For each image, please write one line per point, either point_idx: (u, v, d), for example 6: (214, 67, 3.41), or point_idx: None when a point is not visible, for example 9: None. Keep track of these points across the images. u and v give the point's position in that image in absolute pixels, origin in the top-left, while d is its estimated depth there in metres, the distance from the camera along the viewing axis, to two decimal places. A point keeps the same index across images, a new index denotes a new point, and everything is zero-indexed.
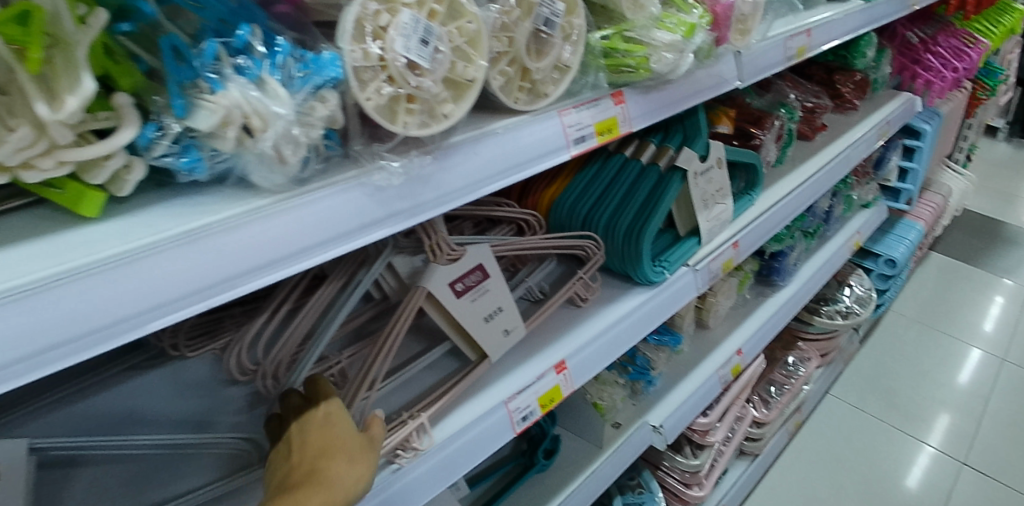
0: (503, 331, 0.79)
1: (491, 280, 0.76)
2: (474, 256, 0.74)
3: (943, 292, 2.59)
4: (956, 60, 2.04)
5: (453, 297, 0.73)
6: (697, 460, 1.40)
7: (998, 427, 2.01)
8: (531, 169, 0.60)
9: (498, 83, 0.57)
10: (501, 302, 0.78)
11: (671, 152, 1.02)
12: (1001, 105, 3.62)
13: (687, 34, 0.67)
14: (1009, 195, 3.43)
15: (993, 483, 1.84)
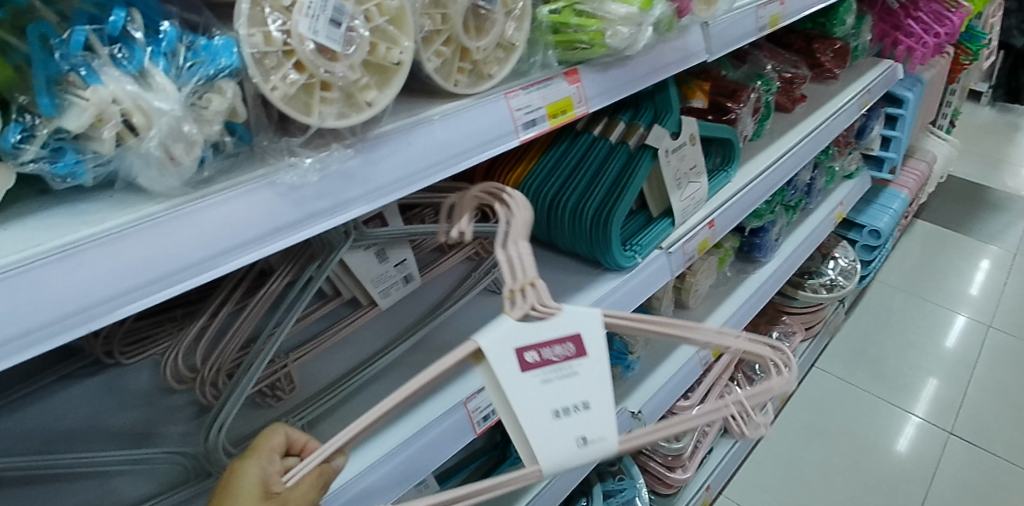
0: (575, 440, 0.50)
1: (587, 360, 0.52)
2: (568, 319, 0.52)
3: (930, 260, 2.57)
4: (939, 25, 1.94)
5: (513, 371, 0.49)
6: (680, 444, 1.37)
7: (985, 394, 2.00)
8: (474, 158, 0.55)
9: (433, 65, 0.52)
10: (591, 395, 0.51)
11: (641, 130, 0.99)
12: (984, 68, 3.60)
13: (643, 6, 0.62)
14: (995, 159, 3.41)
15: (982, 452, 1.83)
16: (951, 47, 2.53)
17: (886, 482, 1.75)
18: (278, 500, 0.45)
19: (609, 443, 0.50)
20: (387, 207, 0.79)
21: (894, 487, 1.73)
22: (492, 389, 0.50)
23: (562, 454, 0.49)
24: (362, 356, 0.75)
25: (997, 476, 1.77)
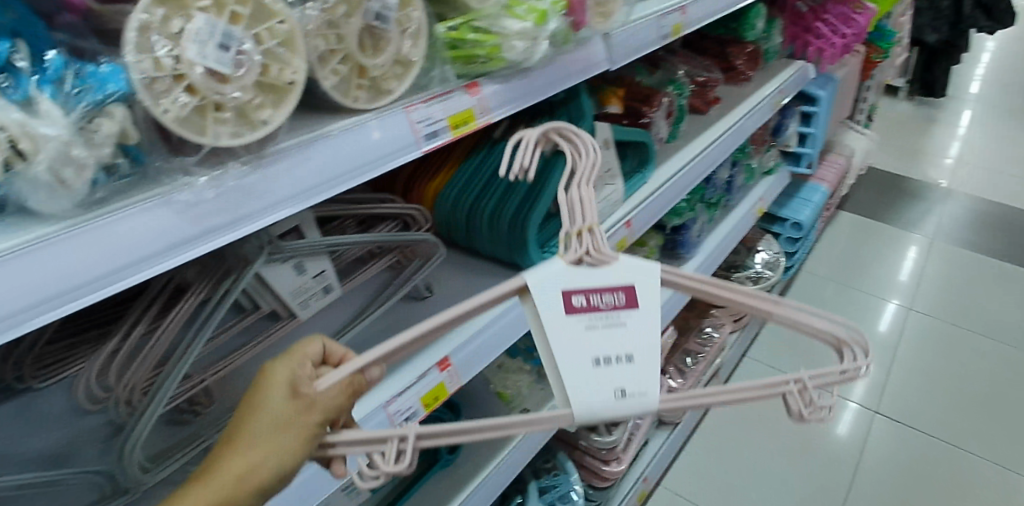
0: (613, 391, 0.56)
1: (637, 313, 0.57)
2: (622, 272, 0.57)
3: (853, 249, 2.71)
4: (845, 27, 2.10)
5: (560, 312, 0.56)
6: (613, 437, 1.42)
7: (907, 373, 2.11)
8: (377, 169, 0.57)
9: (330, 83, 0.55)
10: (634, 350, 0.57)
11: (556, 135, 1.01)
12: (898, 65, 3.81)
13: (537, 21, 0.66)
14: (912, 151, 3.61)
15: (907, 429, 1.93)
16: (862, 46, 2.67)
17: (825, 465, 1.81)
18: (308, 402, 0.50)
19: (647, 398, 0.56)
20: (303, 219, 0.81)
21: (826, 467, 1.81)
22: (535, 327, 0.56)
23: (597, 401, 0.56)
24: None
25: (919, 452, 1.86)
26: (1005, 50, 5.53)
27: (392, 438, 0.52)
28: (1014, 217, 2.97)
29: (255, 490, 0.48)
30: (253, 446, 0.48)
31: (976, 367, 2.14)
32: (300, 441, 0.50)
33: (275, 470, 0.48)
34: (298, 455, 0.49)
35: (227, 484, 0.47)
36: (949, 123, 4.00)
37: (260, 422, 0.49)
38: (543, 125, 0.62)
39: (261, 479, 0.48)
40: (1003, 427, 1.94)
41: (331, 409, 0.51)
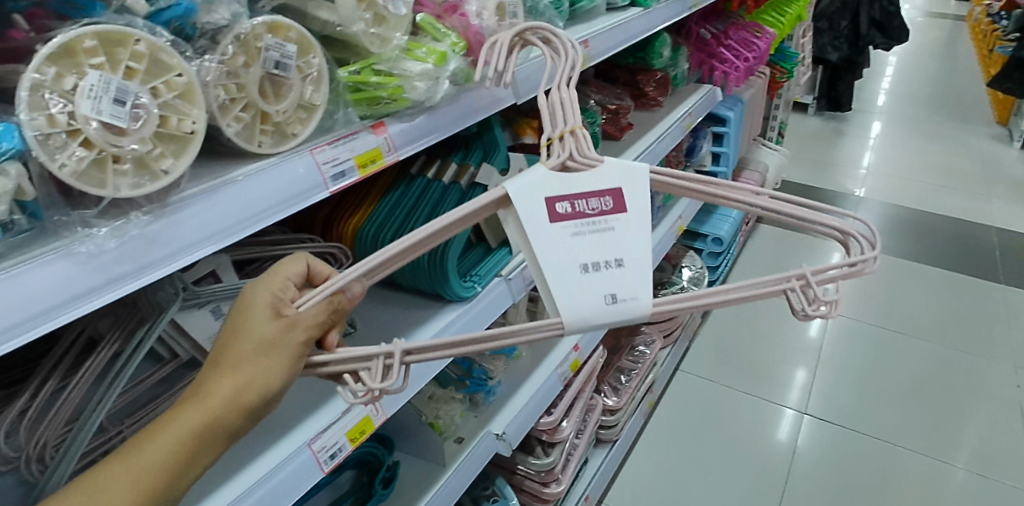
0: (604, 296, 0.60)
1: (622, 219, 0.62)
2: (605, 180, 0.62)
3: (775, 260, 2.84)
4: (746, 51, 2.22)
5: (547, 219, 0.60)
6: (549, 458, 1.44)
7: (833, 373, 2.21)
8: (287, 209, 0.59)
9: (233, 130, 0.57)
10: (623, 255, 0.61)
11: (472, 169, 1.06)
12: (804, 84, 4.05)
13: (438, 61, 0.70)
14: (823, 163, 3.83)
15: (839, 429, 2.00)
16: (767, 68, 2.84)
17: (765, 471, 1.86)
18: (289, 320, 0.56)
19: (638, 301, 0.60)
20: (219, 263, 0.81)
21: (762, 472, 1.86)
22: (523, 235, 0.60)
23: (589, 305, 0.60)
24: None
25: (847, 448, 1.93)
26: (904, 65, 5.94)
27: (376, 355, 0.58)
28: (918, 220, 3.17)
29: (244, 408, 0.55)
30: (239, 368, 0.55)
31: (896, 363, 2.25)
32: (283, 359, 0.56)
33: (261, 388, 0.55)
34: (280, 372, 0.56)
35: (215, 404, 0.54)
36: (857, 135, 4.26)
37: (244, 346, 0.55)
38: (519, 29, 0.69)
39: (248, 397, 0.55)
40: (923, 418, 2.03)
41: (312, 327, 0.57)
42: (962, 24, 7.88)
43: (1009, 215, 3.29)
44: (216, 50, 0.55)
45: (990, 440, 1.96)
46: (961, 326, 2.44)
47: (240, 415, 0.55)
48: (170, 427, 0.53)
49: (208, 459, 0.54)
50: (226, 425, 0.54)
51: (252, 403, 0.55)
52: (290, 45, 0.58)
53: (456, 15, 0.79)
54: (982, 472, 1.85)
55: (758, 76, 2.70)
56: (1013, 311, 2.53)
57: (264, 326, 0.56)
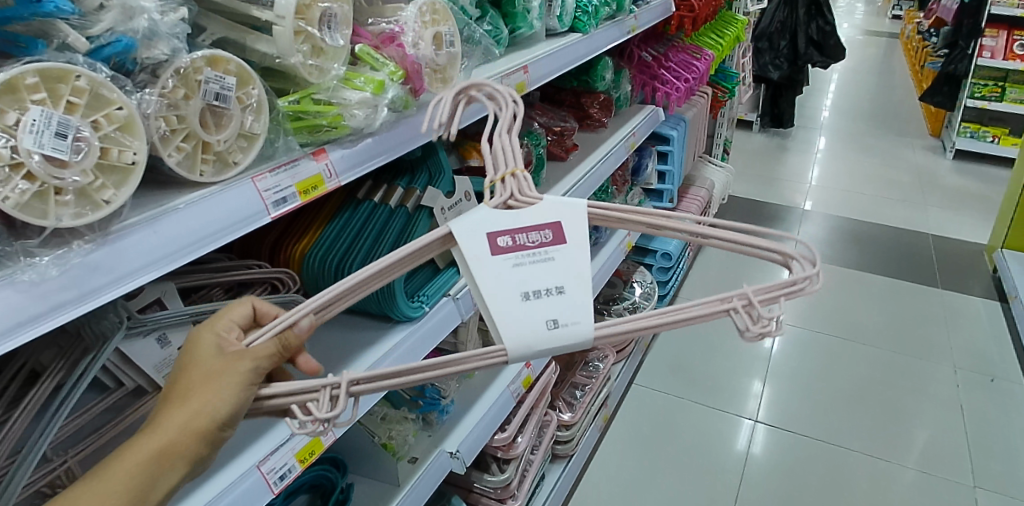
0: (544, 322, 0.62)
1: (562, 249, 0.65)
2: (544, 214, 0.66)
3: (724, 273, 2.93)
4: (686, 72, 2.31)
5: (488, 253, 0.63)
6: (505, 475, 1.46)
7: (782, 381, 2.28)
8: (229, 236, 0.61)
9: (174, 160, 0.59)
10: (564, 282, 0.63)
11: (417, 192, 1.09)
12: (746, 103, 4.21)
13: (375, 90, 0.75)
14: (767, 178, 3.97)
15: (790, 435, 2.06)
16: (709, 87, 2.95)
17: (720, 479, 1.91)
18: (237, 351, 0.58)
19: (581, 325, 0.62)
20: (164, 291, 0.82)
21: (717, 479, 1.91)
22: (467, 269, 0.64)
23: (530, 332, 0.61)
24: None
25: (800, 453, 1.99)
26: (844, 83, 6.21)
27: (324, 385, 0.59)
28: (859, 231, 3.32)
29: (198, 432, 0.55)
30: (190, 398, 0.56)
31: (842, 370, 2.34)
32: (235, 383, 0.57)
33: (211, 412, 0.55)
34: (232, 396, 0.56)
35: (171, 431, 0.55)
36: (800, 151, 4.43)
37: (196, 376, 0.57)
38: (461, 86, 0.75)
39: (201, 423, 0.55)
40: (871, 420, 2.11)
41: (261, 357, 0.58)
42: (895, 42, 8.30)
43: (943, 223, 3.46)
44: (156, 84, 0.57)
45: (935, 438, 2.04)
46: (902, 331, 2.55)
47: (196, 442, 0.55)
48: (130, 454, 0.54)
49: (169, 484, 0.55)
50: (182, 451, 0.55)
51: (208, 429, 0.56)
52: (230, 77, 0.60)
53: (394, 45, 0.82)
54: (929, 470, 1.93)
55: (701, 95, 2.80)
56: (949, 315, 2.66)
57: (213, 360, 0.58)
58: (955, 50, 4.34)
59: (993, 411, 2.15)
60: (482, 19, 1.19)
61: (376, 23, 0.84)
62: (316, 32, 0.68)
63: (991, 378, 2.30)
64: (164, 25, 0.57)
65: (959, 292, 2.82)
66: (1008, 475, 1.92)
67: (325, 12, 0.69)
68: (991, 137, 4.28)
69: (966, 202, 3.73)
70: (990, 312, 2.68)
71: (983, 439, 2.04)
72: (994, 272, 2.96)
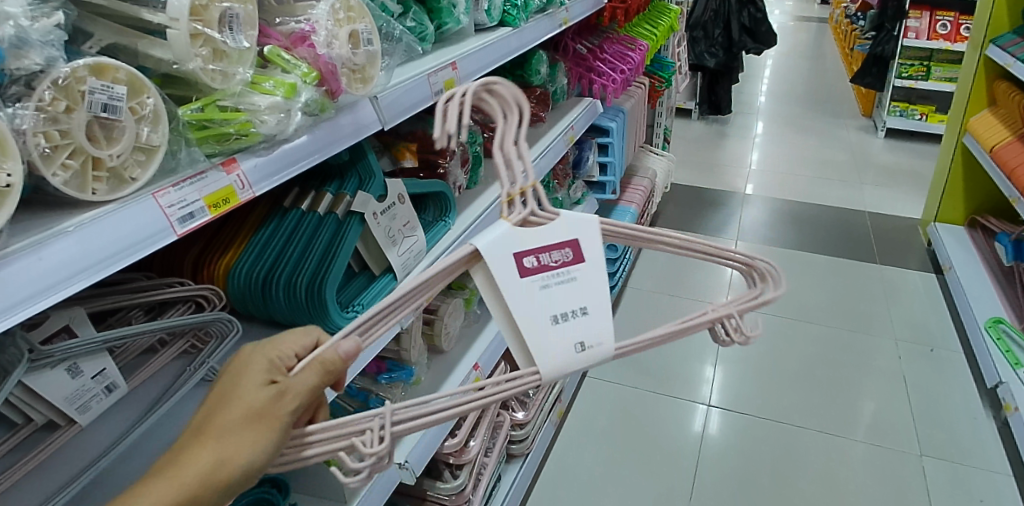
0: (573, 346, 0.66)
1: (584, 267, 0.67)
2: (564, 230, 0.67)
3: (671, 261, 2.96)
4: (622, 63, 2.29)
5: (516, 274, 0.65)
6: (457, 481, 1.43)
7: (733, 365, 2.32)
8: (127, 259, 0.57)
9: (60, 179, 0.54)
10: (586, 304, 0.67)
11: (348, 197, 1.03)
12: (683, 91, 4.26)
13: (287, 94, 0.72)
14: (708, 165, 4.04)
15: (742, 416, 2.09)
16: (646, 77, 2.96)
17: (678, 465, 1.92)
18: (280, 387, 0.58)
19: (602, 348, 0.67)
20: (73, 317, 0.76)
21: (675, 466, 1.92)
22: (487, 289, 0.65)
23: (574, 366, 0.66)
24: (70, 476, 0.74)
25: (752, 434, 2.03)
26: (778, 68, 6.37)
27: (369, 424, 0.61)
28: (799, 212, 3.40)
29: (224, 483, 0.54)
30: (207, 444, 0.54)
31: (789, 350, 2.39)
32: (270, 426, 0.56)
33: (239, 463, 0.55)
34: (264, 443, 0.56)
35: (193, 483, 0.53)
36: (739, 136, 4.53)
37: (232, 415, 0.56)
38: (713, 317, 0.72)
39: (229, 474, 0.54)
40: (821, 398, 2.16)
41: (302, 391, 0.58)
42: (824, 27, 8.58)
43: (879, 200, 3.58)
44: (31, 96, 0.52)
45: (881, 410, 2.11)
46: (844, 308, 2.62)
47: (218, 495, 0.54)
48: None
49: None
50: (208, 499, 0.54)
51: (225, 483, 0.54)
52: (119, 86, 0.56)
53: (305, 45, 0.79)
54: (876, 441, 1.99)
55: (639, 84, 2.80)
56: (888, 289, 2.75)
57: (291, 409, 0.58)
58: (882, 32, 4.49)
59: (933, 380, 2.24)
60: (405, 15, 1.16)
61: (285, 22, 0.80)
62: (215, 34, 0.64)
63: (930, 348, 2.39)
64: (35, 32, 0.53)
65: (896, 267, 2.92)
66: (950, 440, 1.99)
67: (224, 12, 0.65)
68: (919, 114, 4.44)
69: (900, 178, 3.87)
70: (927, 285, 2.78)
71: (927, 408, 2.11)
72: (929, 246, 3.07)
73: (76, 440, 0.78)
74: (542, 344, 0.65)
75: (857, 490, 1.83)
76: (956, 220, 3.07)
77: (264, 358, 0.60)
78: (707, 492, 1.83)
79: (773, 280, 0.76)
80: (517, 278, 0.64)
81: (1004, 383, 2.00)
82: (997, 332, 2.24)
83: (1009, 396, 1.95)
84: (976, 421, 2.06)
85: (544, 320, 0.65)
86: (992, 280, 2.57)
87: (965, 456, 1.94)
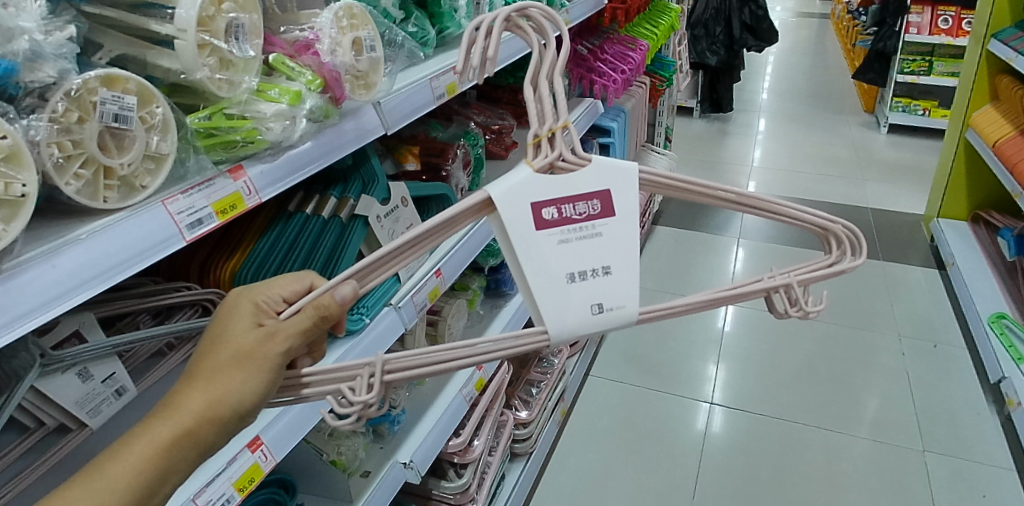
0: (591, 307, 0.66)
1: (611, 221, 0.67)
2: (594, 180, 0.66)
3: (673, 260, 2.96)
4: (622, 63, 2.30)
5: (534, 227, 0.64)
6: (462, 479, 1.45)
7: (736, 363, 2.32)
8: (138, 265, 0.58)
9: (73, 189, 0.55)
10: (608, 262, 0.66)
11: (352, 201, 1.04)
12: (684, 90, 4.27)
13: (292, 101, 0.73)
14: (710, 163, 4.05)
15: (744, 414, 2.10)
16: (647, 76, 2.97)
17: (681, 463, 1.93)
18: (266, 332, 0.59)
19: (623, 310, 0.67)
20: (83, 322, 0.77)
21: (679, 464, 1.93)
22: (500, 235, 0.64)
23: (592, 326, 0.66)
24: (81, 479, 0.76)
25: (755, 431, 2.03)
26: (780, 66, 6.37)
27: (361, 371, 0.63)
28: None
29: (216, 419, 0.57)
30: (196, 385, 0.58)
31: (792, 347, 2.40)
32: (261, 368, 0.59)
33: (230, 403, 0.58)
34: (254, 385, 0.58)
35: (186, 422, 0.57)
36: (741, 135, 4.53)
37: (221, 356, 0.59)
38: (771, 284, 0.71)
39: (222, 414, 0.58)
40: (823, 395, 2.17)
41: (292, 334, 0.59)
42: (825, 24, 8.58)
43: (881, 197, 3.58)
44: (45, 108, 0.54)
45: (884, 407, 2.11)
46: (847, 306, 2.63)
47: (213, 430, 0.58)
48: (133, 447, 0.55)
49: None
50: (201, 438, 0.57)
51: (219, 419, 0.58)
52: (129, 97, 0.57)
53: (309, 53, 0.80)
54: (879, 438, 2.00)
55: (640, 83, 2.81)
56: (890, 286, 2.76)
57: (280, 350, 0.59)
58: (883, 28, 4.49)
59: (935, 376, 2.24)
60: (407, 20, 1.17)
61: (290, 31, 0.82)
62: (222, 44, 0.65)
63: (934, 345, 2.40)
64: (48, 46, 0.54)
65: (899, 264, 2.92)
66: (953, 436, 2.00)
67: (231, 22, 0.66)
68: (921, 110, 4.44)
69: (903, 175, 3.87)
70: (929, 281, 2.79)
71: (929, 404, 2.12)
72: (931, 242, 3.07)
73: (87, 442, 0.80)
74: (559, 300, 0.65)
75: (859, 486, 1.84)
76: (958, 216, 3.07)
77: (251, 302, 0.61)
78: (710, 489, 1.85)
79: (851, 246, 0.75)
80: (536, 231, 0.64)
81: (1007, 379, 2.01)
82: (999, 328, 2.25)
83: (1011, 391, 1.95)
84: (979, 417, 2.07)
85: (563, 276, 0.65)
86: (995, 276, 2.58)
87: (968, 451, 1.95)
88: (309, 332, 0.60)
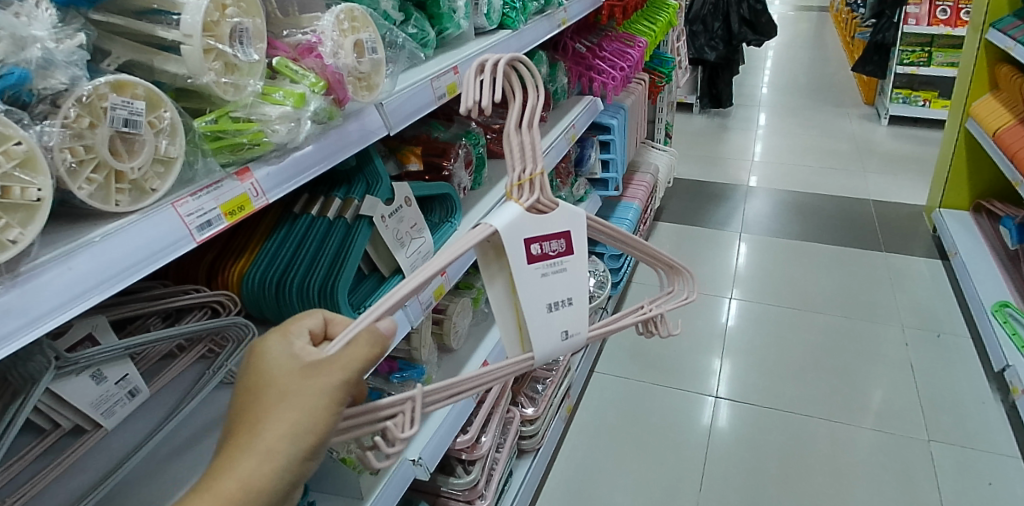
0: (560, 334, 0.73)
1: (571, 259, 0.73)
2: (564, 220, 0.72)
3: (676, 255, 2.97)
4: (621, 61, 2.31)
5: (524, 261, 0.68)
6: (470, 476, 1.46)
7: (741, 356, 2.33)
8: (151, 267, 0.59)
9: (85, 193, 0.57)
10: (573, 295, 0.73)
11: (356, 202, 1.05)
12: (684, 86, 4.28)
13: (296, 103, 0.74)
14: (711, 158, 4.05)
15: (749, 407, 2.11)
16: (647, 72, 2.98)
17: (687, 457, 1.94)
18: (319, 366, 0.56)
19: (578, 337, 0.75)
20: (95, 325, 0.79)
21: (686, 458, 1.94)
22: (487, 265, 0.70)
23: (552, 351, 0.73)
24: (97, 478, 0.77)
25: (761, 424, 2.04)
26: (778, 59, 6.37)
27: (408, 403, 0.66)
28: (804, 204, 3.41)
29: (277, 471, 0.52)
30: (248, 435, 0.53)
31: (795, 339, 2.41)
32: (316, 404, 0.54)
33: (290, 448, 0.53)
34: (312, 422, 0.54)
35: (240, 478, 0.51)
36: (741, 129, 4.54)
37: (271, 398, 0.54)
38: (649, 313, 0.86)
39: (278, 464, 0.52)
40: (828, 387, 2.17)
41: (349, 365, 0.56)
42: (826, 16, 8.58)
43: (882, 188, 3.59)
44: (57, 114, 0.55)
45: (890, 398, 2.12)
46: (851, 297, 2.63)
47: (273, 482, 0.52)
48: None
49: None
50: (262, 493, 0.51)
51: (280, 469, 0.52)
52: (138, 101, 0.59)
53: (312, 56, 0.81)
54: (885, 429, 2.00)
55: (639, 79, 2.82)
56: (894, 276, 2.76)
57: (333, 385, 0.55)
58: (882, 19, 4.48)
59: (940, 366, 2.25)
60: (406, 22, 1.18)
61: (292, 35, 0.83)
62: (227, 48, 0.66)
63: (938, 334, 2.41)
64: (60, 53, 0.56)
65: (902, 254, 2.93)
66: (958, 425, 2.01)
67: (234, 27, 0.67)
68: (921, 101, 4.45)
69: (904, 165, 3.88)
70: (932, 270, 2.80)
71: (934, 394, 2.13)
72: (933, 232, 3.07)
73: (101, 443, 0.81)
74: (535, 330, 0.71)
75: (865, 477, 1.85)
76: (960, 206, 3.07)
77: (281, 337, 0.59)
78: (717, 482, 1.86)
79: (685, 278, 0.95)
80: (527, 265, 0.69)
81: (1011, 366, 2.01)
82: (1003, 316, 2.25)
83: (1015, 379, 1.96)
84: (984, 405, 2.07)
85: (541, 308, 0.70)
86: (998, 265, 2.58)
87: (974, 440, 1.95)
88: (363, 363, 0.57)
